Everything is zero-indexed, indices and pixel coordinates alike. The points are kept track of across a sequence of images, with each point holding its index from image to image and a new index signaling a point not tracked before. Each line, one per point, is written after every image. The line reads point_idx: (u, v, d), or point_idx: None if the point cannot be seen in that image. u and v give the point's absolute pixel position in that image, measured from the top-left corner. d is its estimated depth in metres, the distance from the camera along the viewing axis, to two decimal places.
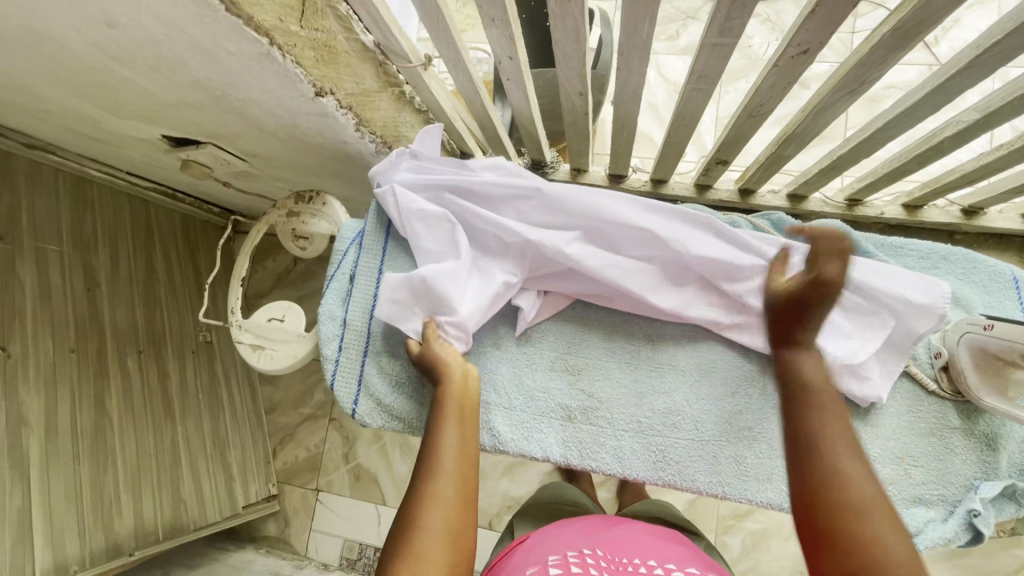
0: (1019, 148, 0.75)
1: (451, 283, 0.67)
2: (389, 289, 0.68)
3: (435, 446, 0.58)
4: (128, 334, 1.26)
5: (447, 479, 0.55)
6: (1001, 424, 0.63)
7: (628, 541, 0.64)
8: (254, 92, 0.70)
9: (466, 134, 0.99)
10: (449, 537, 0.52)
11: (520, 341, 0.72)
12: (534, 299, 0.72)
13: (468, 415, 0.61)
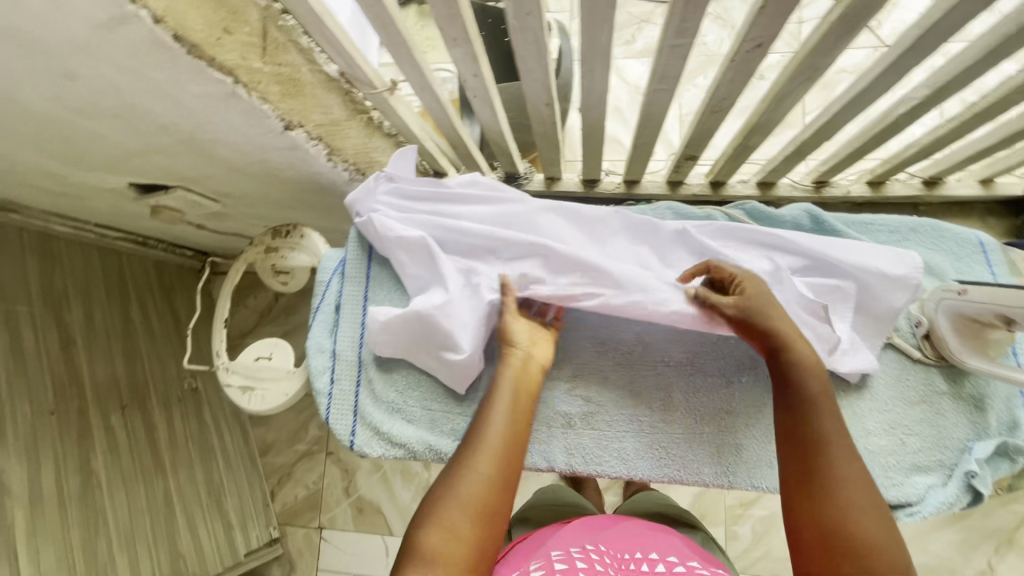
0: (968, 119, 0.79)
1: (450, 322, 0.66)
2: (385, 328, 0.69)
3: (483, 422, 0.59)
4: (110, 390, 1.23)
5: (485, 460, 0.56)
6: (986, 384, 0.65)
7: (634, 534, 0.66)
8: (221, 132, 0.69)
9: (437, 153, 0.99)
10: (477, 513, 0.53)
11: None
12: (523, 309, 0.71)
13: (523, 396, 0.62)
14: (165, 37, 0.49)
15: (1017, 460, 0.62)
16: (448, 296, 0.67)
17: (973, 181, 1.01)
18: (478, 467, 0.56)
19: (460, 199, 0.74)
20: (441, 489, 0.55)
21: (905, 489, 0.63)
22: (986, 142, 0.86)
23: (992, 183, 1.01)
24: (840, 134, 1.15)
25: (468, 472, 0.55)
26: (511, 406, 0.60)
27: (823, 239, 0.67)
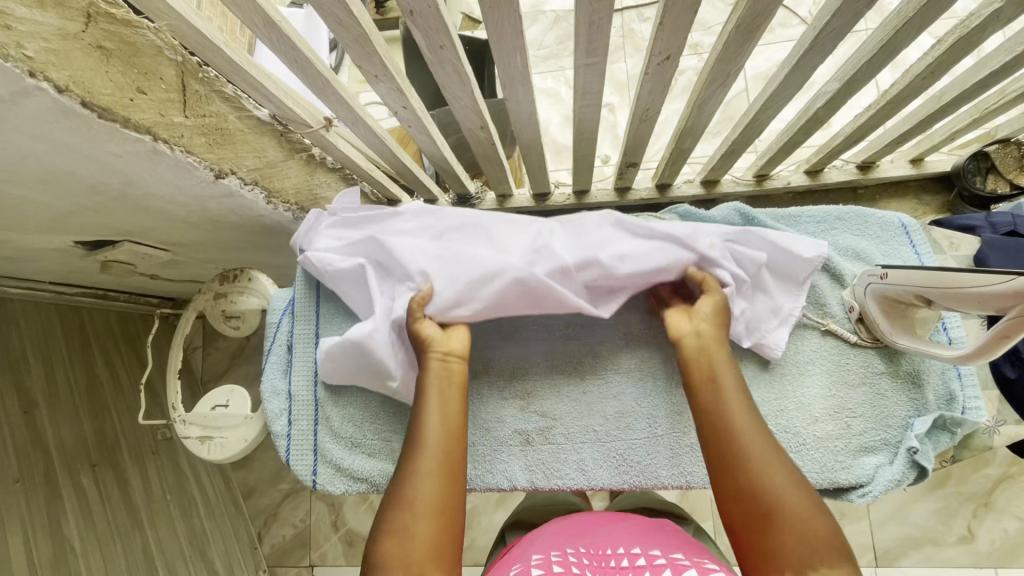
0: (884, 105, 0.82)
1: (389, 354, 0.67)
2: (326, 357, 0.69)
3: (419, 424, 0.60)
4: (77, 450, 1.20)
5: (427, 461, 0.57)
6: (921, 360, 0.66)
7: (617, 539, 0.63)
8: (155, 187, 0.70)
9: (385, 182, 1.01)
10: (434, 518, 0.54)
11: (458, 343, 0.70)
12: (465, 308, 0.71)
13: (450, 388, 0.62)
14: (73, 104, 0.50)
15: (957, 432, 0.64)
16: (375, 326, 0.65)
17: (904, 162, 1.04)
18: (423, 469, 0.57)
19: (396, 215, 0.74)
20: (389, 502, 0.55)
21: (853, 471, 0.65)
22: (907, 125, 0.90)
23: (922, 161, 1.04)
24: (777, 126, 1.19)
25: (414, 482, 0.56)
26: (439, 399, 0.61)
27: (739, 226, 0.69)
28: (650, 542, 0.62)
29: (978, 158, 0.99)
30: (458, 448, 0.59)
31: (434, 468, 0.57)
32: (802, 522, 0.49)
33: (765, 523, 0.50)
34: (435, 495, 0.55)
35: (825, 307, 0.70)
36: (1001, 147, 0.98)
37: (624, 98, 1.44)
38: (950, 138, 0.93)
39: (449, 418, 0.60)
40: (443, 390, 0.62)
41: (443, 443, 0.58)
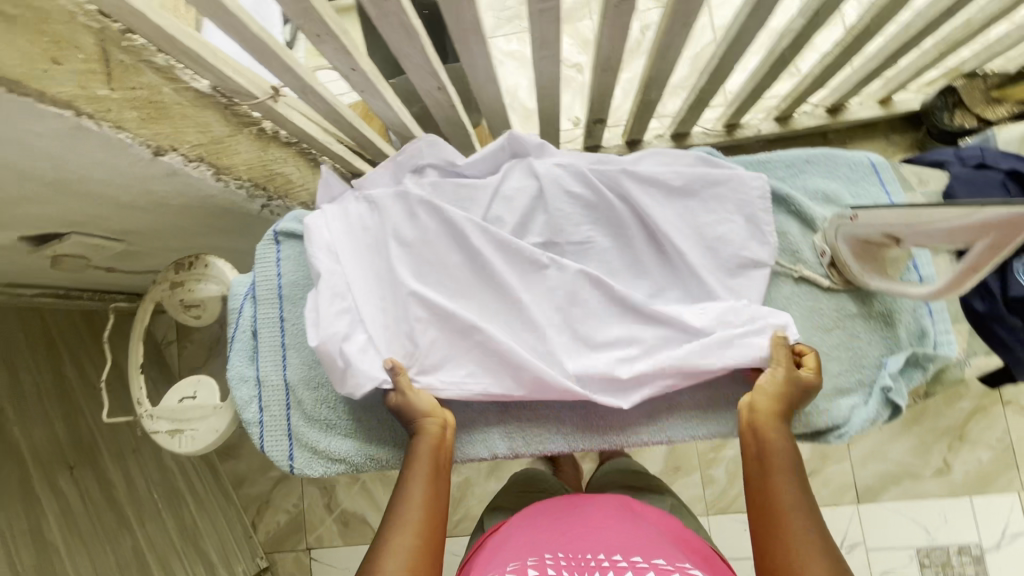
0: (850, 42, 0.80)
1: (364, 363, 0.65)
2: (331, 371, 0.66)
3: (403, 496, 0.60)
4: (52, 453, 1.17)
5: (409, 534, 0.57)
6: (894, 299, 0.66)
7: (599, 536, 0.62)
8: (93, 170, 0.65)
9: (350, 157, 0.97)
10: None
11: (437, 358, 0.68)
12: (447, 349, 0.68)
13: (440, 469, 0.63)
14: None
15: (928, 367, 0.64)
16: (347, 359, 0.65)
17: (873, 103, 1.04)
18: (403, 536, 0.57)
19: (399, 235, 0.70)
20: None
21: (831, 414, 0.65)
22: (874, 63, 0.88)
23: (891, 101, 1.03)
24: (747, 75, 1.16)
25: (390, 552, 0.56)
26: (428, 472, 0.62)
27: (696, 169, 0.69)
28: (631, 541, 0.61)
29: (946, 93, 0.98)
30: (439, 518, 0.60)
31: (414, 537, 0.57)
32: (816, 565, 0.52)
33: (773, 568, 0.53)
34: (418, 567, 0.56)
35: (797, 254, 0.69)
36: (967, 81, 0.96)
37: (591, 57, 1.39)
38: (916, 74, 0.93)
39: (435, 489, 0.61)
40: (433, 463, 0.63)
41: (427, 514, 0.59)
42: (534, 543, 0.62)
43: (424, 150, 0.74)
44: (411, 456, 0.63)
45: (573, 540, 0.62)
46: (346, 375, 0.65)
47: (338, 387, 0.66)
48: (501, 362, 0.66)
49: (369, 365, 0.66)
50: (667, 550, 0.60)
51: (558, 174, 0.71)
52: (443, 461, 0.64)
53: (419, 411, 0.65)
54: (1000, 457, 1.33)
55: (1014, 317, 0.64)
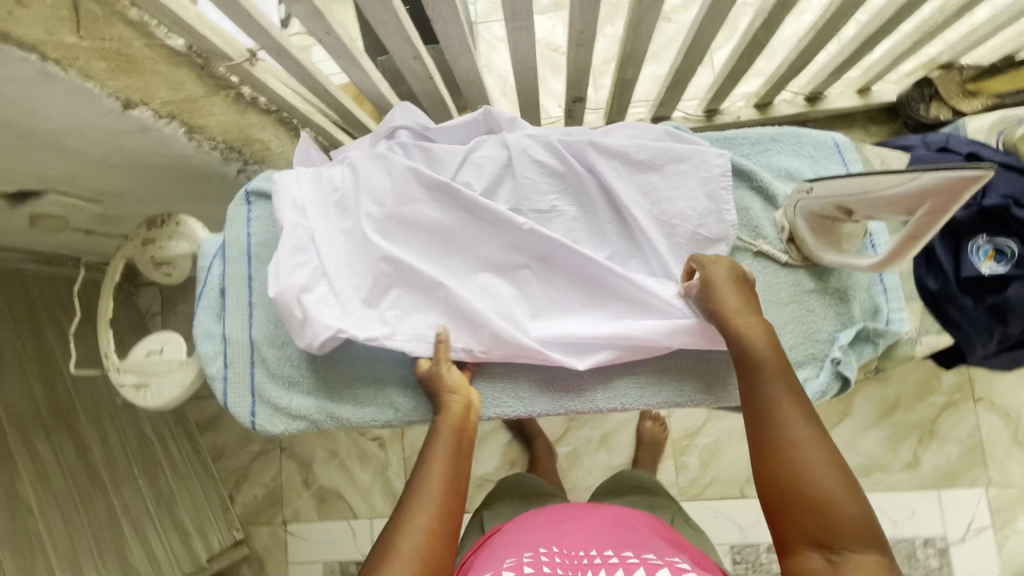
0: (822, 27, 0.81)
1: (326, 315, 0.67)
2: (289, 321, 0.68)
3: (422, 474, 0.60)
4: (30, 416, 1.17)
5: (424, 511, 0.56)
6: (848, 276, 0.67)
7: (593, 534, 0.62)
8: (64, 121, 0.66)
9: (335, 130, 0.98)
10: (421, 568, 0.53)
11: (399, 317, 0.70)
12: (410, 309, 0.70)
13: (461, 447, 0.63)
14: None
15: (879, 342, 0.65)
16: (306, 311, 0.67)
17: (852, 93, 1.05)
18: (421, 514, 0.56)
19: (368, 193, 0.71)
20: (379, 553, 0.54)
21: None
22: (851, 49, 0.88)
23: (869, 92, 1.04)
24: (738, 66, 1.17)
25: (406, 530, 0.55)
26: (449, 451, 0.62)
27: (663, 143, 0.70)
28: (620, 537, 0.61)
29: (922, 85, 0.99)
30: (457, 499, 0.59)
31: (429, 516, 0.56)
32: (841, 519, 0.48)
33: (787, 522, 0.50)
34: (431, 544, 0.55)
35: (757, 229, 0.70)
36: (943, 72, 0.97)
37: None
38: (892, 63, 0.94)
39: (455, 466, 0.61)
40: (456, 441, 0.63)
41: (444, 489, 0.58)
42: (529, 538, 0.63)
43: (396, 114, 0.76)
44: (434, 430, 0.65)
45: (569, 537, 0.62)
46: (305, 325, 0.67)
47: (295, 338, 0.69)
48: (460, 320, 0.69)
49: (329, 315, 0.67)
50: (648, 543, 0.60)
51: (526, 143, 0.73)
52: (469, 441, 0.65)
53: (448, 387, 0.67)
54: (969, 452, 1.35)
55: (965, 297, 0.66)
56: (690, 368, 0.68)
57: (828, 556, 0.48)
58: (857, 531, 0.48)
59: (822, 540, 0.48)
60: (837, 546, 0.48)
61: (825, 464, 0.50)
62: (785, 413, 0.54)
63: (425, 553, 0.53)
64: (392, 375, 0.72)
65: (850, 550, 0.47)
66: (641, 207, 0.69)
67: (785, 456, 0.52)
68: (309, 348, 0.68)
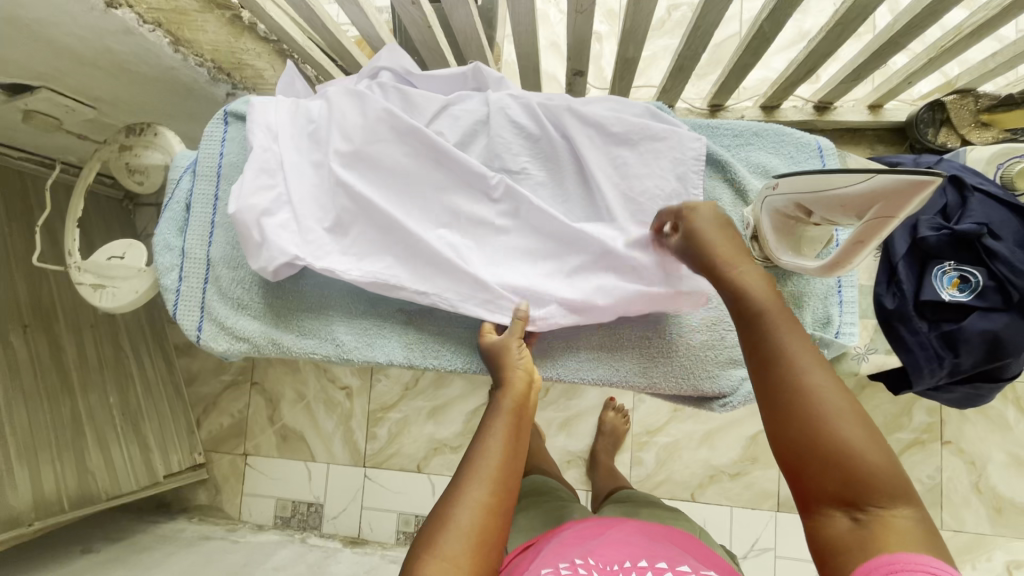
0: (832, 29, 0.78)
1: (284, 239, 0.68)
2: (244, 241, 0.68)
3: (480, 446, 0.56)
4: (9, 310, 1.18)
5: (480, 486, 0.53)
6: (805, 282, 0.66)
7: (624, 546, 0.63)
8: (48, 13, 0.66)
9: (335, 72, 0.98)
10: (476, 544, 0.50)
11: (356, 253, 0.70)
12: (365, 246, 0.70)
13: (522, 422, 0.60)
14: None
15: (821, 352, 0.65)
16: (263, 233, 0.67)
17: (862, 108, 1.02)
18: (477, 487, 0.53)
19: (341, 127, 0.70)
20: (430, 522, 0.52)
21: (718, 381, 0.68)
22: (862, 59, 0.85)
23: (880, 109, 1.01)
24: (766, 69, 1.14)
25: (463, 503, 0.52)
26: (510, 426, 0.58)
27: (642, 121, 0.69)
28: (650, 550, 0.62)
29: (935, 108, 0.96)
30: (515, 478, 0.56)
31: (486, 489, 0.53)
32: (871, 473, 0.41)
33: (806, 478, 0.43)
34: (487, 522, 0.52)
35: None
36: (958, 98, 0.93)
37: (614, 28, 1.32)
38: (905, 80, 0.91)
39: (514, 445, 0.57)
40: (516, 418, 0.59)
41: (500, 466, 0.55)
42: (562, 546, 0.64)
43: (382, 55, 0.76)
44: (493, 408, 0.60)
45: (604, 549, 0.63)
46: (261, 247, 0.68)
47: (249, 259, 0.69)
48: (415, 265, 0.69)
49: (286, 241, 0.68)
50: (675, 555, 0.62)
51: (505, 101, 0.72)
52: (527, 416, 0.61)
53: (512, 362, 0.63)
54: (927, 492, 1.33)
55: (919, 320, 0.65)
56: (631, 348, 0.69)
57: (853, 515, 0.41)
58: (889, 485, 0.41)
59: (848, 496, 0.41)
60: (864, 505, 0.41)
61: (851, 413, 0.42)
62: (802, 359, 0.45)
63: (477, 527, 0.51)
64: (340, 311, 0.73)
65: (880, 508, 0.40)
66: (609, 181, 0.68)
67: (807, 408, 0.43)
68: (262, 271, 0.69)
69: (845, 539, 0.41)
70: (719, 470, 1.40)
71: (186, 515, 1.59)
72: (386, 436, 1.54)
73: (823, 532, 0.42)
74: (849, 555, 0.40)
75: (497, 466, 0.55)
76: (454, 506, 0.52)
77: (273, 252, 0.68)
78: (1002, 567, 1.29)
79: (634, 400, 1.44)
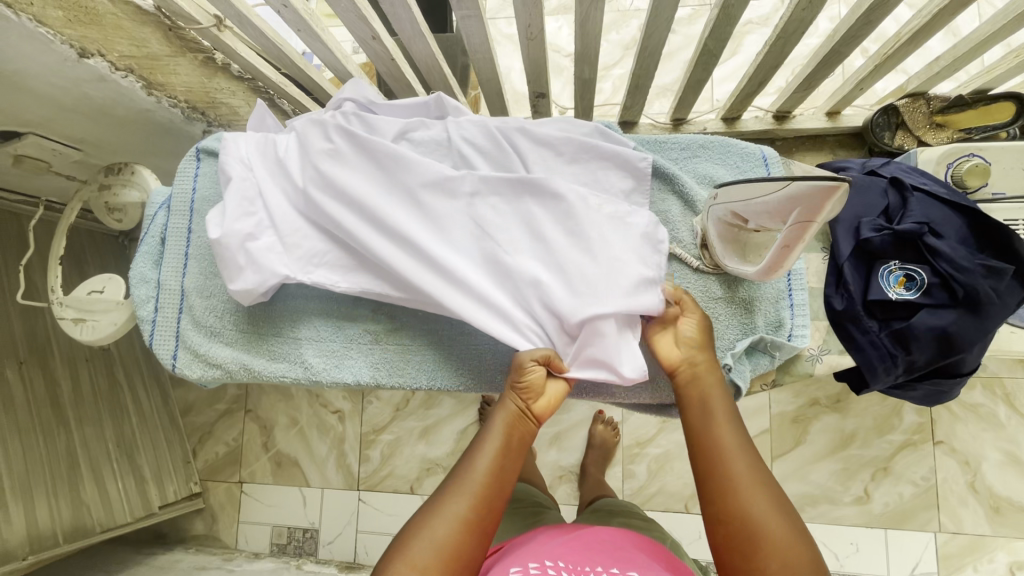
0: (775, 43, 0.81)
1: (273, 261, 0.71)
2: (229, 270, 0.71)
3: (469, 460, 0.60)
4: (6, 346, 1.21)
5: (461, 500, 0.57)
6: (756, 287, 0.68)
7: (599, 551, 0.63)
8: (26, 65, 0.71)
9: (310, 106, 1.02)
10: (447, 555, 0.54)
11: (336, 275, 0.73)
12: (343, 269, 0.73)
13: (515, 438, 0.63)
14: None
15: (774, 355, 0.67)
16: (247, 259, 0.71)
17: (821, 115, 1.05)
18: (456, 502, 0.57)
19: (312, 153, 0.73)
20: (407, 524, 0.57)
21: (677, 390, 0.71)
22: (810, 68, 0.88)
23: (838, 115, 1.04)
24: None
25: (440, 516, 0.56)
26: (501, 443, 0.62)
27: (590, 139, 0.72)
28: (627, 557, 0.62)
29: (890, 112, 0.99)
30: (498, 497, 0.59)
31: (465, 505, 0.57)
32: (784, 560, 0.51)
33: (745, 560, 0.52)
34: (461, 535, 0.55)
35: (675, 233, 0.71)
36: (910, 101, 0.96)
37: None
38: (856, 87, 0.93)
39: (502, 464, 0.60)
40: (506, 434, 0.63)
41: (484, 485, 0.58)
42: (536, 547, 0.64)
43: (346, 88, 0.79)
44: (486, 424, 0.64)
45: (578, 551, 0.63)
46: (244, 270, 0.71)
47: (229, 282, 0.71)
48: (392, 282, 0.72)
49: (274, 262, 0.71)
50: (643, 562, 0.62)
51: (463, 124, 0.75)
52: (523, 436, 0.64)
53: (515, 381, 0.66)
54: (921, 495, 1.32)
55: (869, 319, 0.66)
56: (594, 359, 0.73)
57: None
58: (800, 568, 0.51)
59: None
60: None
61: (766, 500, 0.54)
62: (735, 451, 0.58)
63: (451, 541, 0.55)
64: (308, 335, 0.75)
65: None
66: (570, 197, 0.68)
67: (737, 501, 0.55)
68: (242, 293, 0.71)
69: None
70: None
71: (183, 546, 1.60)
72: (378, 458, 1.55)
73: None
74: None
75: (480, 481, 0.59)
76: (433, 515, 0.56)
77: (259, 276, 0.71)
78: (1005, 568, 1.27)
79: (623, 412, 1.44)
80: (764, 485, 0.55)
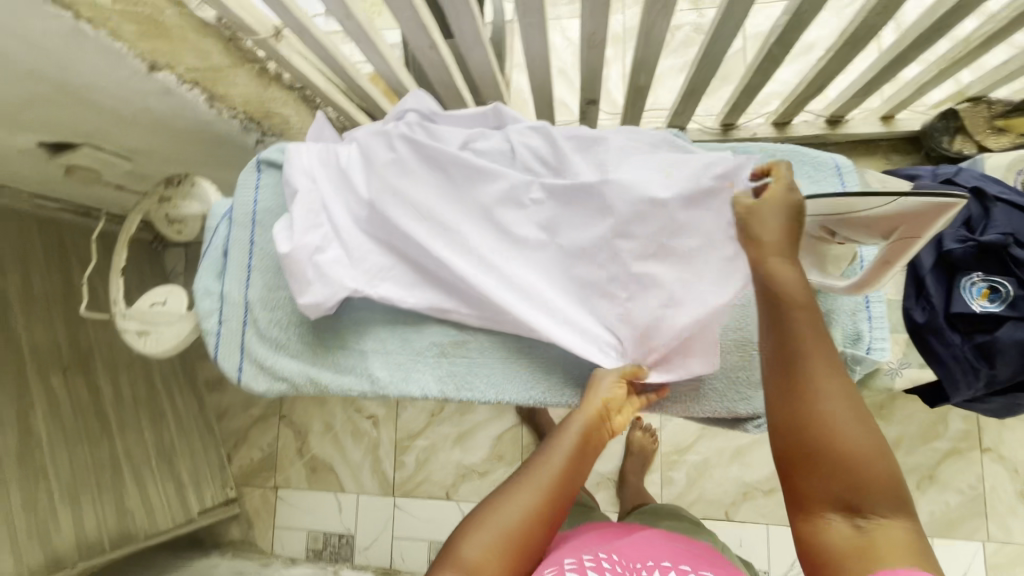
0: (840, 49, 0.80)
1: (341, 275, 0.71)
2: (297, 284, 0.71)
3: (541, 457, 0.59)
4: (50, 354, 1.22)
5: (530, 496, 0.55)
6: (833, 300, 0.66)
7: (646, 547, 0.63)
8: (95, 79, 0.71)
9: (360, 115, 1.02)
10: (510, 549, 0.52)
11: (403, 289, 0.73)
12: (410, 282, 0.73)
13: (590, 444, 0.61)
14: None
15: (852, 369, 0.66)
16: (314, 274, 0.70)
17: (875, 119, 1.04)
18: (524, 497, 0.55)
19: (378, 164, 0.73)
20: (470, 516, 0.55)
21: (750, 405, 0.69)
22: (872, 73, 0.87)
23: (893, 119, 1.03)
24: (780, 82, 1.17)
25: (505, 508, 0.54)
26: (576, 444, 0.60)
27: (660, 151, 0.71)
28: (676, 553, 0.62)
29: (949, 117, 0.97)
30: (566, 499, 0.57)
31: (535, 500, 0.55)
32: (865, 480, 0.45)
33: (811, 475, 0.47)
34: (528, 530, 0.53)
35: None
36: (971, 105, 0.94)
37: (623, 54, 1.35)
38: (916, 92, 0.92)
39: (575, 466, 0.58)
40: (583, 438, 0.61)
41: (557, 483, 0.56)
42: (581, 544, 0.63)
43: (407, 99, 0.78)
44: (562, 426, 0.62)
45: (627, 549, 0.62)
46: (313, 285, 0.70)
47: (298, 296, 0.71)
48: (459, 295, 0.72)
49: (342, 275, 0.71)
50: (690, 558, 0.61)
51: (527, 135, 0.74)
52: (596, 443, 0.62)
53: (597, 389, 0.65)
54: (969, 502, 1.30)
55: (952, 332, 0.65)
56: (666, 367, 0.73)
57: (854, 521, 0.45)
58: (886, 494, 0.45)
59: (850, 504, 0.45)
60: (864, 510, 0.45)
61: (846, 407, 0.47)
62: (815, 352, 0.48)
63: (518, 531, 0.53)
64: (374, 347, 0.75)
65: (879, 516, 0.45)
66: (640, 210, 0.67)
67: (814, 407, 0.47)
68: (310, 307, 0.71)
69: (836, 541, 0.45)
70: (752, 487, 1.38)
71: (219, 551, 1.61)
72: (414, 464, 1.55)
73: (821, 536, 0.46)
74: (849, 566, 0.44)
75: (551, 479, 0.56)
76: (497, 508, 0.54)
77: (328, 291, 0.70)
78: None
79: (661, 418, 1.43)
80: (842, 387, 0.47)
